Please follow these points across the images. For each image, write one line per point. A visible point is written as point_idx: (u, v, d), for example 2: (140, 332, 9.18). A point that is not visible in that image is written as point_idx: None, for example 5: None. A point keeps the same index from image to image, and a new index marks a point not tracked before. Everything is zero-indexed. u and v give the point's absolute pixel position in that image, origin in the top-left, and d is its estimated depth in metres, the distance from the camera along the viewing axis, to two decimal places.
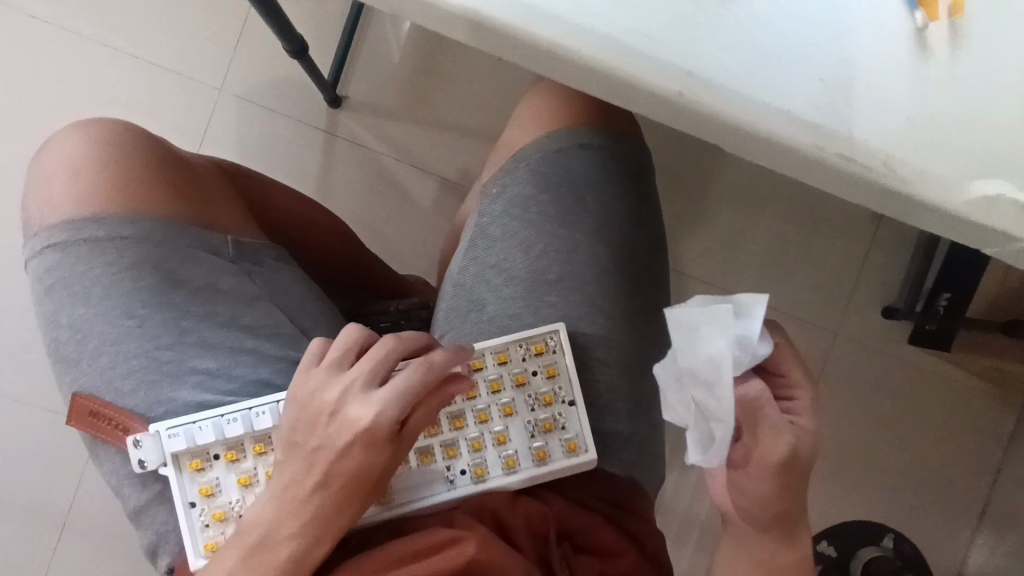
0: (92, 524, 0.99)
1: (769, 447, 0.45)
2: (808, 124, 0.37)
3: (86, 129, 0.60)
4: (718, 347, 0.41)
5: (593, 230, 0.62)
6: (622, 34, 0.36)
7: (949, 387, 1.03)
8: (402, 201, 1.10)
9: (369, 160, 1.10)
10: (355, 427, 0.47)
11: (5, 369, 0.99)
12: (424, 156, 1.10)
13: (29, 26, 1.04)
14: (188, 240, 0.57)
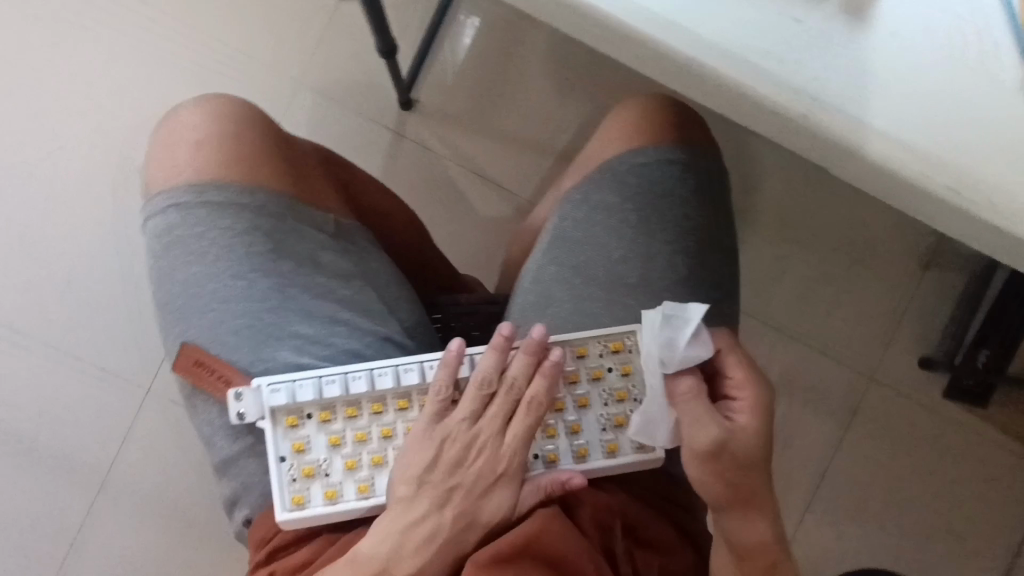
0: (137, 482, 1.03)
1: (697, 435, 0.53)
2: (917, 155, 0.40)
3: (208, 104, 0.64)
4: (658, 344, 0.56)
5: (672, 240, 0.65)
6: (756, 55, 0.39)
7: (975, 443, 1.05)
8: (463, 204, 1.14)
9: (435, 163, 1.14)
10: (489, 444, 0.56)
11: (74, 327, 1.04)
12: (488, 163, 1.14)
13: (129, 6, 1.10)
14: (297, 214, 0.61)
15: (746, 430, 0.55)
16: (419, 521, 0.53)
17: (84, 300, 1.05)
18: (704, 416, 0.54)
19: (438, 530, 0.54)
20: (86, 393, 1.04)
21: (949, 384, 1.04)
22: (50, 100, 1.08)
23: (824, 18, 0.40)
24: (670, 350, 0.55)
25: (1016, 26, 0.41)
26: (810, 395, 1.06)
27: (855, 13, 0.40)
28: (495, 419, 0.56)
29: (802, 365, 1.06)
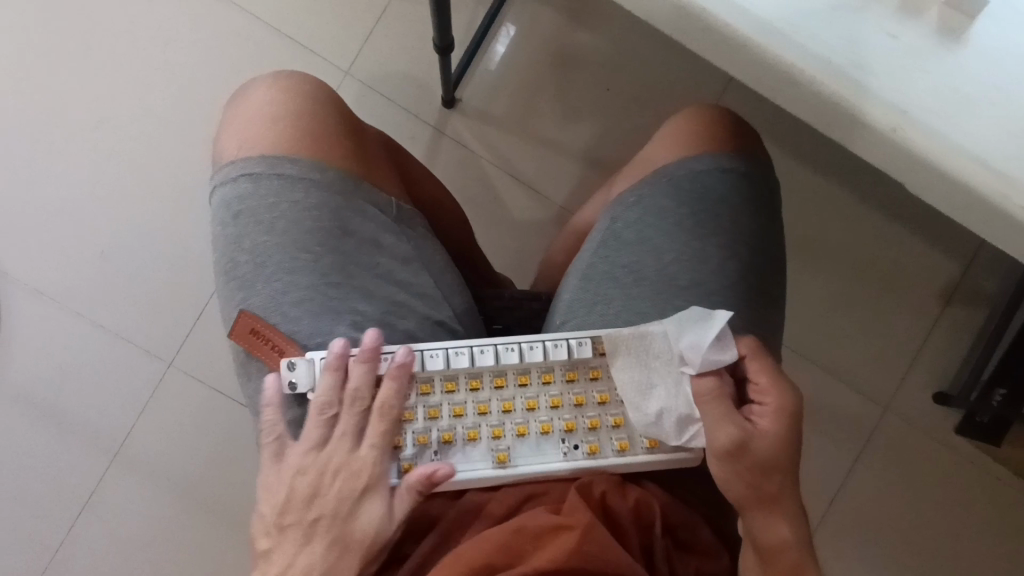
0: (156, 455, 1.03)
1: (715, 436, 0.55)
2: (1002, 175, 0.40)
3: (283, 82, 0.66)
4: (689, 342, 0.57)
5: (725, 248, 0.66)
6: (851, 66, 0.41)
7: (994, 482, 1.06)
8: (500, 203, 1.15)
9: (476, 162, 1.16)
10: (348, 471, 0.55)
11: (108, 296, 1.05)
12: (527, 165, 1.16)
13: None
14: (363, 194, 0.62)
15: (762, 430, 0.56)
16: (296, 560, 0.54)
17: (121, 273, 1.05)
18: (719, 417, 0.55)
19: (314, 565, 0.53)
20: (117, 363, 1.04)
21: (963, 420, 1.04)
22: (100, 73, 1.09)
23: (916, 36, 0.41)
24: (691, 349, 0.57)
25: None
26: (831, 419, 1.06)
27: (949, 33, 0.41)
28: (343, 443, 0.56)
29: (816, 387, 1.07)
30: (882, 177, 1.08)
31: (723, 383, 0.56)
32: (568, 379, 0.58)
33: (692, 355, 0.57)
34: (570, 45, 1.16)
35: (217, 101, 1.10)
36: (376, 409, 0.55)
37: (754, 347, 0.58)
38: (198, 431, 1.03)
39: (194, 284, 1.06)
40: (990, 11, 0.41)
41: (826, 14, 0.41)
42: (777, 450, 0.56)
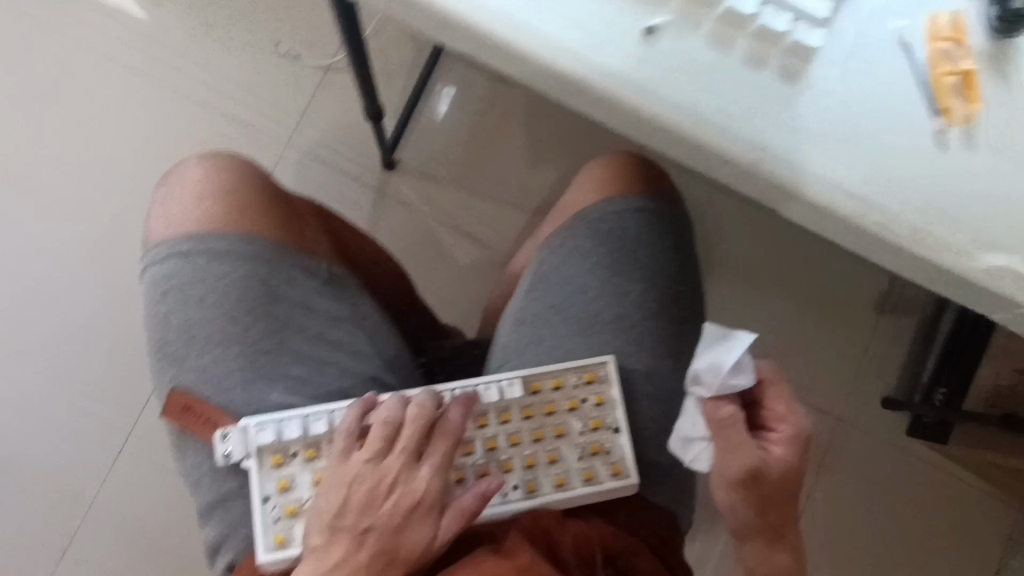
0: (108, 542, 1.00)
1: (729, 464, 0.56)
2: (850, 197, 0.47)
3: (209, 160, 0.68)
4: (710, 366, 0.56)
5: (643, 280, 0.70)
6: (710, 112, 0.46)
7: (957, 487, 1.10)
8: (446, 255, 1.19)
9: (419, 217, 1.20)
10: (415, 491, 0.53)
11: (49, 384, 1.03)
12: (470, 216, 1.20)
13: (115, 73, 1.13)
14: (291, 260, 0.65)
15: (778, 459, 0.57)
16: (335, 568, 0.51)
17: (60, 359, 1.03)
18: (739, 444, 0.56)
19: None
20: (61, 452, 1.01)
21: (912, 422, 1.08)
22: (35, 163, 1.09)
23: (769, 80, 0.46)
24: (710, 375, 0.56)
25: (928, 86, 0.48)
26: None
27: (793, 75, 0.46)
28: (405, 459, 0.54)
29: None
30: None
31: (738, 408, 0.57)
32: (501, 420, 0.59)
33: (707, 380, 0.56)
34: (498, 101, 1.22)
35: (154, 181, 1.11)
36: (411, 426, 0.54)
37: (773, 373, 0.59)
38: (150, 513, 1.00)
39: (139, 364, 1.04)
40: (824, 53, 0.47)
41: (688, 66, 0.45)
42: (787, 480, 0.57)
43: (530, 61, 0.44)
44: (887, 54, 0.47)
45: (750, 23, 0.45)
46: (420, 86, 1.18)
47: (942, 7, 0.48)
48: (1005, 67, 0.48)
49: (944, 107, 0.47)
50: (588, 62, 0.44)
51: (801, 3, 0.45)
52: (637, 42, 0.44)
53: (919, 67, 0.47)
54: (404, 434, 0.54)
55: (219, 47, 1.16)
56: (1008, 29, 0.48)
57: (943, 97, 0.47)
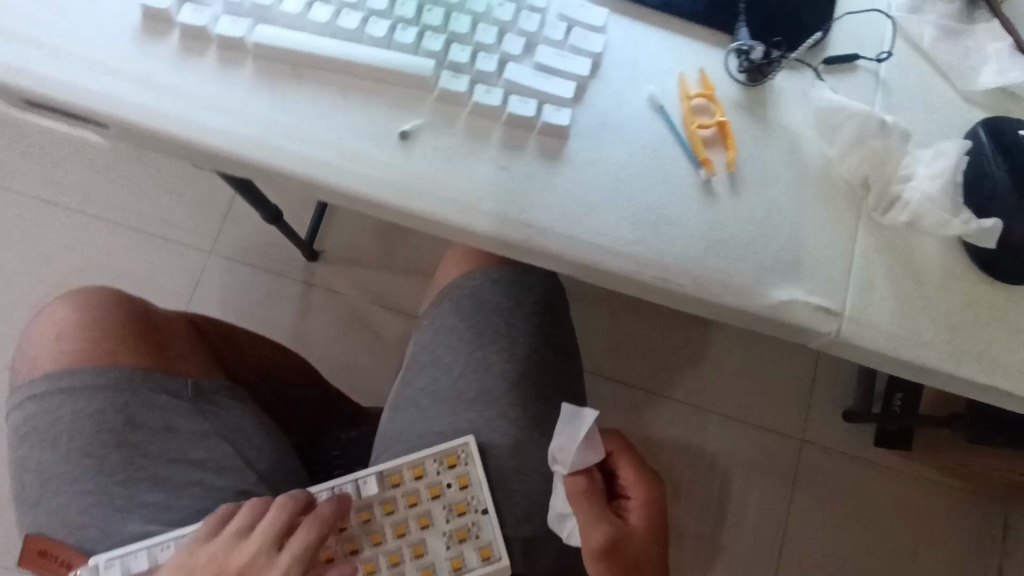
0: None
1: (589, 536, 0.57)
2: (625, 256, 0.48)
3: (71, 297, 0.70)
4: (560, 444, 0.59)
5: (503, 351, 0.71)
6: (473, 200, 0.48)
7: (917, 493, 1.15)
8: (377, 337, 1.21)
9: (347, 304, 1.22)
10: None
11: None
12: (396, 295, 1.23)
13: (41, 211, 1.21)
14: (151, 384, 0.65)
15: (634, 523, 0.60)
16: None
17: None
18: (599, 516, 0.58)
19: None
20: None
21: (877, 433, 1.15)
22: None
23: (526, 162, 0.49)
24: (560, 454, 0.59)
25: (686, 142, 0.50)
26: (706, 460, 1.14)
27: (550, 154, 0.49)
28: (268, 546, 0.54)
29: (692, 428, 1.15)
30: None
31: (592, 480, 0.59)
32: (362, 520, 0.60)
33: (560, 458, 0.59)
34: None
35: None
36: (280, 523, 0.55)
37: (620, 443, 0.64)
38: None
39: None
40: (579, 128, 0.49)
41: (443, 162, 0.48)
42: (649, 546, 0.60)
43: (295, 181, 0.48)
44: (641, 119, 0.50)
45: (501, 113, 0.48)
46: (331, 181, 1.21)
47: (688, 68, 0.52)
48: (762, 110, 0.51)
49: (701, 158, 0.49)
50: (346, 174, 0.47)
51: (546, 88, 0.49)
52: (394, 147, 0.48)
53: (675, 126, 0.50)
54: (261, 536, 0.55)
55: (135, 173, 1.23)
56: (757, 76, 0.51)
57: (698, 150, 0.49)
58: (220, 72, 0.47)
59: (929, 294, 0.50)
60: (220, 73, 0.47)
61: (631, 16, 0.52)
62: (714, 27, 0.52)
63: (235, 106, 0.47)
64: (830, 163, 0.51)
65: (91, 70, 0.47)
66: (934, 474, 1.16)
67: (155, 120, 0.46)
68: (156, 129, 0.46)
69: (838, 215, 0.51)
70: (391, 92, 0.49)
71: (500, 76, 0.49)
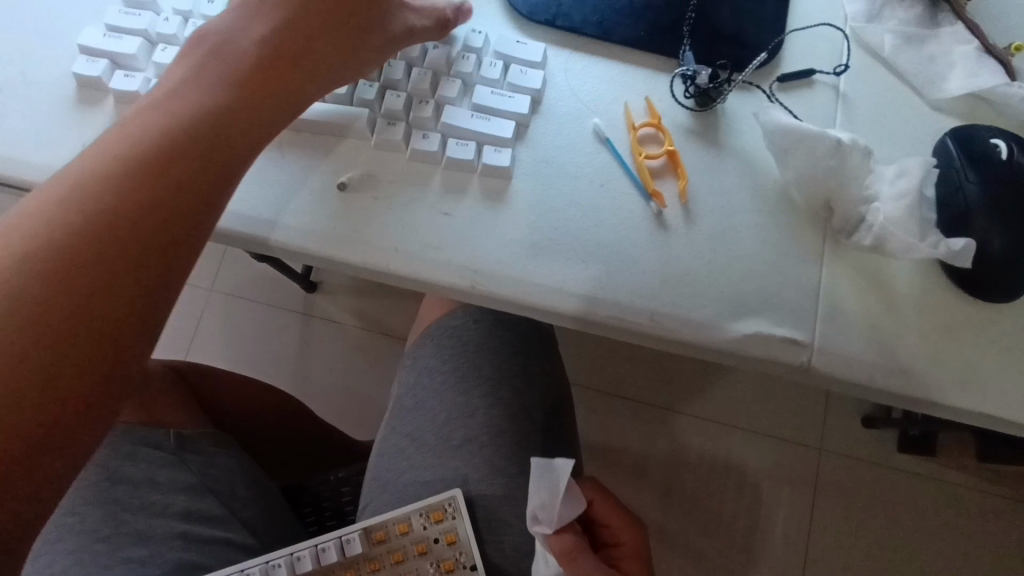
0: None
1: None
2: (578, 296, 0.46)
3: None
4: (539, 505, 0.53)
5: (488, 395, 0.70)
6: (416, 248, 0.47)
7: (945, 501, 1.10)
8: (376, 365, 1.25)
9: (345, 334, 1.26)
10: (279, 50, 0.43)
11: None
12: (394, 322, 1.27)
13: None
14: (133, 437, 0.67)
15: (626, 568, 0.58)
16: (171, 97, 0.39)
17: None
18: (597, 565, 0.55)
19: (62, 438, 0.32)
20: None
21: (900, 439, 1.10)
22: None
23: (470, 204, 0.47)
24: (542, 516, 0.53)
25: (635, 175, 0.48)
26: (717, 477, 1.11)
27: (494, 195, 0.48)
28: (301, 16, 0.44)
29: (698, 442, 1.13)
30: None
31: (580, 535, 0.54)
32: None
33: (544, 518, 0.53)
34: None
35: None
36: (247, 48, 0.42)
37: (599, 488, 0.61)
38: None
39: None
40: (521, 167, 0.48)
41: (385, 212, 0.47)
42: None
43: (236, 236, 0.47)
44: (586, 152, 0.49)
45: (440, 158, 0.48)
46: None
47: (632, 96, 0.50)
48: (714, 136, 0.50)
49: (652, 190, 0.48)
50: (285, 227, 0.47)
51: (483, 129, 0.47)
52: (332, 199, 0.47)
53: (623, 158, 0.49)
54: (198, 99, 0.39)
55: None
56: (705, 102, 0.50)
57: (648, 182, 0.48)
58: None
59: (909, 321, 0.47)
60: None
61: (571, 47, 0.51)
62: (659, 52, 0.51)
63: None
64: (785, 187, 0.50)
65: (32, 144, 0.47)
66: (960, 484, 1.10)
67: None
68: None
69: (801, 241, 0.49)
70: (330, 144, 0.48)
71: (436, 120, 0.48)
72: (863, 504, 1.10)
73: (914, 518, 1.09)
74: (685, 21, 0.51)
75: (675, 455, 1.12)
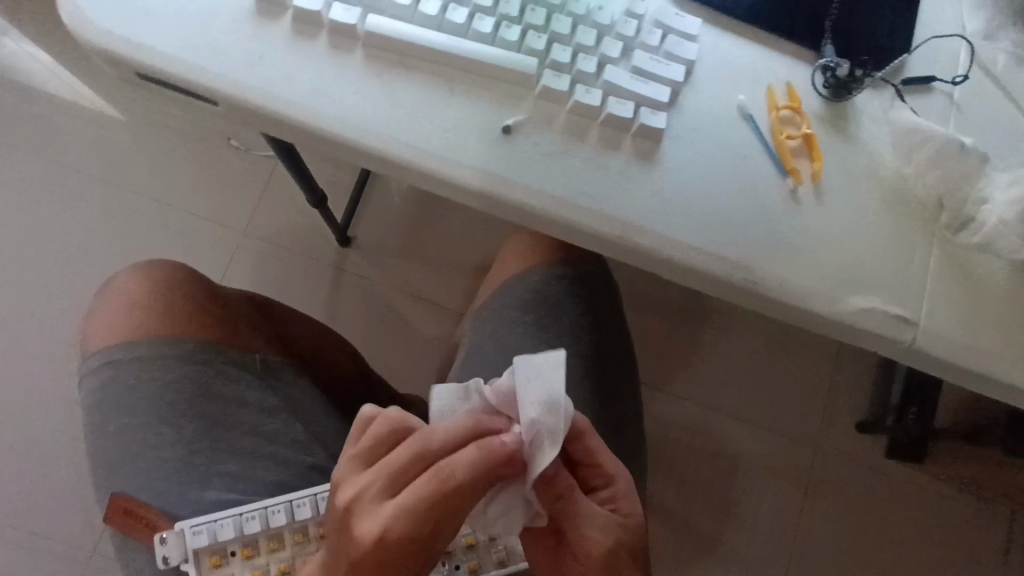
0: None
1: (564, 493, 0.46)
2: (717, 257, 0.51)
3: (140, 270, 0.73)
4: None
5: (569, 347, 0.74)
6: (572, 195, 0.50)
7: (930, 501, 1.18)
8: (405, 325, 1.25)
9: (376, 291, 1.26)
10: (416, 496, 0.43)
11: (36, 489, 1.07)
12: (427, 285, 1.27)
13: (77, 182, 1.21)
14: (224, 357, 0.68)
15: (636, 542, 0.49)
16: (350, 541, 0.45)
17: (42, 470, 1.08)
18: (584, 513, 0.47)
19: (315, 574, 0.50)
20: (37, 561, 1.05)
21: (890, 445, 1.17)
22: (15, 281, 1.15)
23: (624, 161, 0.51)
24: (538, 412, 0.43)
25: (776, 153, 0.52)
26: (733, 464, 1.17)
27: (646, 155, 0.51)
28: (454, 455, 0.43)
29: (716, 428, 1.18)
30: None
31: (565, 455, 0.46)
32: None
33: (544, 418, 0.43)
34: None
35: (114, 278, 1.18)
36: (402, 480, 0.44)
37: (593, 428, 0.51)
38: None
39: None
40: (673, 132, 0.52)
41: (546, 159, 0.50)
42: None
43: (409, 166, 0.50)
44: (731, 127, 0.52)
45: (599, 114, 0.50)
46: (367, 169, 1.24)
47: (774, 79, 0.54)
48: (843, 126, 0.54)
49: (790, 167, 0.52)
50: (453, 162, 0.49)
51: (643, 91, 0.51)
52: (497, 140, 0.50)
53: (764, 135, 0.53)
54: (379, 418, 0.46)
55: (176, 152, 1.24)
56: (838, 96, 0.54)
57: (787, 160, 0.52)
58: (329, 54, 0.49)
59: (997, 311, 0.52)
60: (333, 59, 0.49)
61: (721, 25, 0.54)
62: (803, 42, 0.54)
63: (351, 84, 0.49)
64: (903, 182, 0.54)
65: (210, 51, 0.48)
66: (947, 491, 1.18)
67: (265, 101, 0.48)
68: (267, 110, 0.48)
69: (912, 231, 0.53)
70: (495, 86, 0.50)
71: (597, 77, 0.51)
72: (862, 499, 1.18)
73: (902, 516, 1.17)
74: (827, 16, 0.54)
75: (696, 441, 1.17)
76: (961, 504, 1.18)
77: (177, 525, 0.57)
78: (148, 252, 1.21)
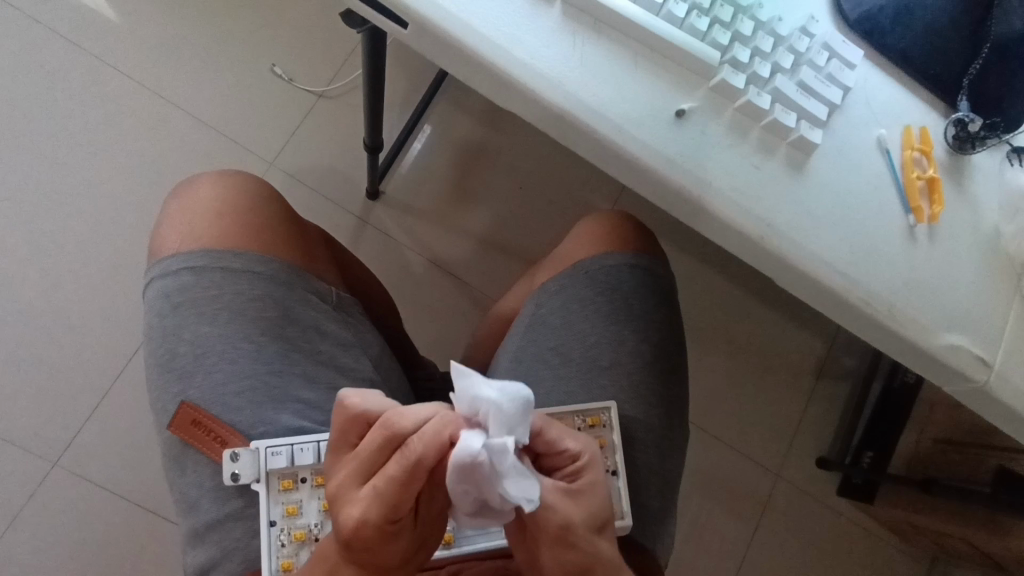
0: (57, 549, 0.96)
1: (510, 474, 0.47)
2: (839, 273, 0.54)
3: (220, 178, 0.69)
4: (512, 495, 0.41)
5: (637, 331, 0.76)
6: (724, 188, 0.52)
7: (870, 541, 1.18)
8: (419, 288, 1.13)
9: (397, 249, 1.14)
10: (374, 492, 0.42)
11: (15, 394, 0.99)
12: (448, 253, 1.15)
13: (104, 77, 1.11)
14: (306, 283, 0.65)
15: (595, 509, 0.49)
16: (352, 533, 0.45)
17: (20, 375, 1.00)
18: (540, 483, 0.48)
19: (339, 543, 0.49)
20: (5, 469, 0.97)
21: (841, 482, 1.18)
22: (19, 168, 1.06)
23: (776, 166, 0.54)
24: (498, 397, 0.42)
25: (902, 194, 0.56)
26: (729, 489, 1.17)
27: (796, 166, 0.54)
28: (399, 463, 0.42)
29: (712, 451, 1.18)
30: (783, 294, 1.23)
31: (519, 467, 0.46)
32: None
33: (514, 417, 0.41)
34: (476, 146, 1.18)
35: (122, 186, 1.08)
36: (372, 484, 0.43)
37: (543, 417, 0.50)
38: (105, 542, 0.97)
39: (103, 361, 1.02)
40: (821, 149, 0.55)
41: (708, 150, 0.52)
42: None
43: (583, 131, 0.51)
44: (870, 156, 0.56)
45: (763, 117, 0.53)
46: (416, 116, 1.13)
47: (912, 121, 0.58)
48: (960, 174, 0.58)
49: (914, 207, 0.55)
50: (624, 133, 0.51)
51: (806, 105, 0.53)
52: (669, 121, 0.52)
53: (896, 172, 0.56)
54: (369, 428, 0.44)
55: (212, 62, 1.15)
56: (964, 146, 0.58)
57: (913, 199, 0.55)
58: (528, 5, 0.51)
59: (1007, 336, 0.55)
60: (533, 9, 0.51)
61: (875, 63, 0.58)
62: (940, 94, 0.58)
63: (542, 38, 0.51)
64: (1003, 238, 0.58)
65: None
66: (887, 536, 1.19)
67: (462, 34, 0.50)
68: (460, 42, 0.50)
69: (1001, 284, 0.57)
70: (675, 71, 0.53)
71: (768, 82, 0.53)
72: (813, 534, 1.17)
73: (843, 558, 1.17)
74: (967, 74, 0.58)
75: (690, 460, 1.17)
76: (897, 551, 1.19)
77: (253, 443, 0.55)
78: (164, 161, 1.10)
